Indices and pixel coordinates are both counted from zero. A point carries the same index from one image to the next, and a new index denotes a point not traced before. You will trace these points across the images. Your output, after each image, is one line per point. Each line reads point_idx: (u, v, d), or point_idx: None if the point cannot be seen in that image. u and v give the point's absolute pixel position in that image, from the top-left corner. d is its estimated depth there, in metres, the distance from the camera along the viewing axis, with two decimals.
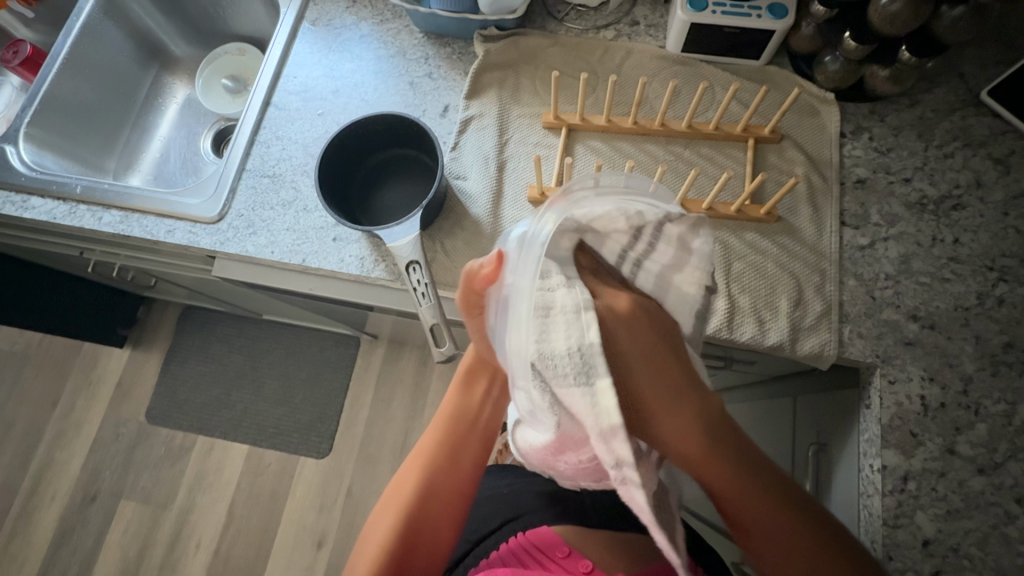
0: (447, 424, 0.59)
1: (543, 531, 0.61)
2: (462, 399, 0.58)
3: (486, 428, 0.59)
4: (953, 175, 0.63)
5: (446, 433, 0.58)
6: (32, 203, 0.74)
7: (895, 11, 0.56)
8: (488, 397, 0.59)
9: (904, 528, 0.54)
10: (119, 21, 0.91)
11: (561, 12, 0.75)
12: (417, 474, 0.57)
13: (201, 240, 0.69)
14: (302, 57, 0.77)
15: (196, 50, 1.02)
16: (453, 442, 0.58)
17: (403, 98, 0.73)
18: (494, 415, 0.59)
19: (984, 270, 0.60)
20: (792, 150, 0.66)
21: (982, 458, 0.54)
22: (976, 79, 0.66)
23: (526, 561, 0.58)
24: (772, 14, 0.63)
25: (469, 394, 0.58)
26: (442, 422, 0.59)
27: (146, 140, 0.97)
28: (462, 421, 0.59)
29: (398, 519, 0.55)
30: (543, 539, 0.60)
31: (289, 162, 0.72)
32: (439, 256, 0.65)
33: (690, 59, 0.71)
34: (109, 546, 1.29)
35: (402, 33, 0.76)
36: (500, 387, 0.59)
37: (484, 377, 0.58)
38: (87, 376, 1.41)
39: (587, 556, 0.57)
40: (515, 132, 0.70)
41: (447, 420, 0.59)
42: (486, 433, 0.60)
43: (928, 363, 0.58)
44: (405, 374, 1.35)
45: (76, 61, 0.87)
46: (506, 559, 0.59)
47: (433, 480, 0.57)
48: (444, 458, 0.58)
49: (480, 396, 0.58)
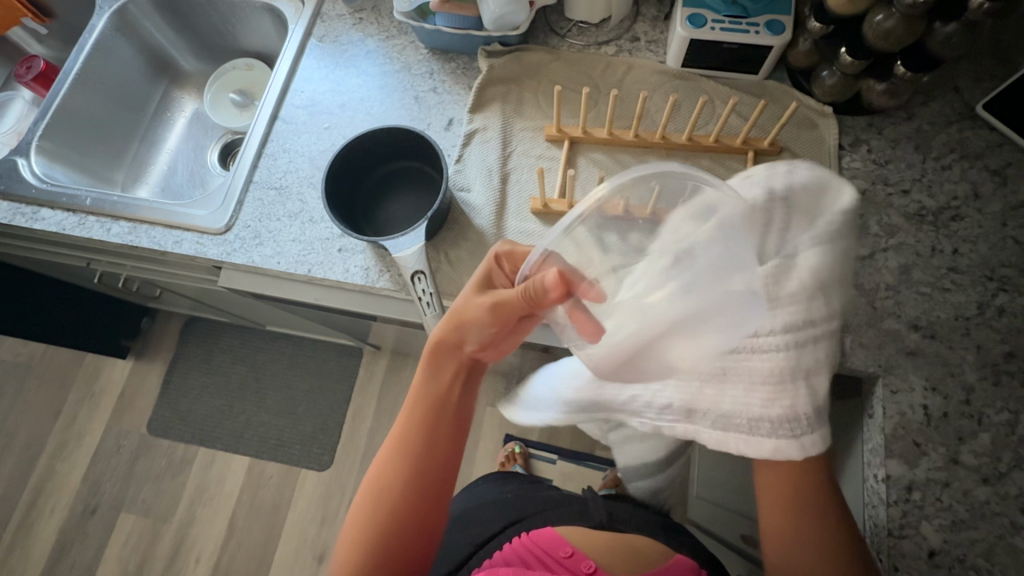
0: (417, 407, 0.55)
1: (546, 531, 0.60)
2: (433, 380, 0.55)
3: (457, 412, 0.55)
4: (951, 187, 0.64)
5: (416, 418, 0.54)
6: (42, 215, 0.75)
7: (889, 28, 0.58)
8: (457, 379, 0.56)
9: (909, 538, 0.53)
10: (131, 37, 0.93)
11: (563, 28, 0.76)
12: (390, 461, 0.53)
13: (208, 251, 0.70)
14: (309, 72, 0.78)
15: (205, 65, 1.04)
16: (425, 429, 0.54)
17: (408, 112, 0.74)
18: (465, 398, 0.56)
19: (984, 280, 0.60)
20: (791, 162, 0.67)
21: (986, 468, 0.54)
22: (971, 93, 0.67)
23: (529, 559, 0.57)
24: (770, 30, 0.65)
25: (441, 376, 0.55)
26: (411, 407, 0.55)
27: (154, 153, 0.99)
28: (432, 405, 0.55)
29: (376, 509, 0.52)
30: (548, 540, 0.58)
31: (296, 175, 0.73)
32: (442, 266, 0.65)
33: (690, 73, 0.72)
34: (108, 559, 1.28)
35: (408, 49, 0.78)
36: (473, 368, 0.57)
37: (452, 360, 0.55)
38: (90, 387, 1.41)
39: (590, 557, 0.56)
40: (518, 145, 0.71)
41: (416, 409, 0.55)
42: (461, 418, 0.56)
43: (930, 373, 0.58)
44: (407, 385, 1.35)
45: (88, 77, 0.88)
46: (510, 559, 0.58)
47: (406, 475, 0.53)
48: (417, 445, 0.54)
49: (450, 377, 0.55)
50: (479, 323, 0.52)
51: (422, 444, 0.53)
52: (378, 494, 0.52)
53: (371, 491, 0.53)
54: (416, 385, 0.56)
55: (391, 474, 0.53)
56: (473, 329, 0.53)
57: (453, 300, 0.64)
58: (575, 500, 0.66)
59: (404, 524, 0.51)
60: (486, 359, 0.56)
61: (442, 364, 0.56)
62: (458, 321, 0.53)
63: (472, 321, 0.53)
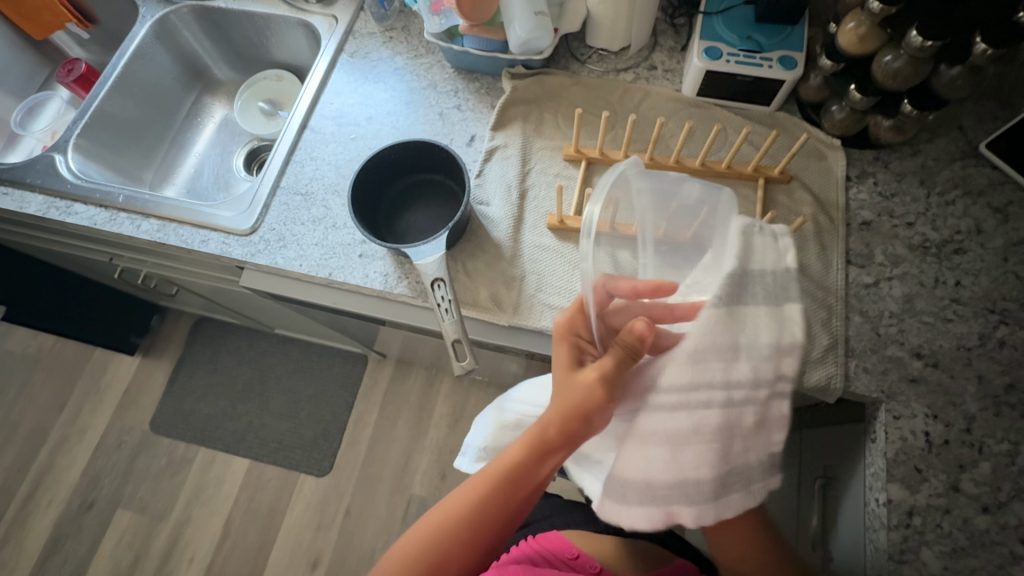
0: (496, 485, 0.54)
1: (552, 534, 0.62)
2: (525, 463, 0.53)
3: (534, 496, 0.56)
4: (954, 221, 0.66)
5: (502, 489, 0.54)
6: (75, 209, 0.78)
7: (897, 68, 0.60)
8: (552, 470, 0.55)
9: (910, 563, 0.54)
10: (169, 45, 0.98)
11: (584, 55, 0.80)
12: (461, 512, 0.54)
13: (233, 251, 0.73)
14: (340, 85, 0.82)
15: (237, 74, 1.08)
16: (498, 504, 0.54)
17: (432, 127, 0.77)
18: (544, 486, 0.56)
19: (986, 312, 0.62)
20: (800, 191, 0.69)
21: (986, 497, 0.55)
22: (974, 133, 0.70)
23: (536, 556, 0.58)
24: (783, 65, 0.68)
25: (537, 465, 0.54)
26: (501, 475, 0.54)
27: (183, 156, 1.02)
28: (519, 487, 0.54)
29: (431, 543, 0.54)
30: (555, 542, 0.60)
31: (322, 182, 0.76)
32: (459, 275, 0.68)
33: (704, 102, 0.75)
34: (101, 556, 1.28)
35: (434, 68, 0.82)
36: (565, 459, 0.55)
37: (557, 450, 0.53)
38: (96, 381, 1.43)
39: (595, 559, 0.58)
40: (536, 163, 0.74)
41: (505, 482, 0.54)
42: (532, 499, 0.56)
43: (932, 401, 0.59)
44: (411, 395, 1.36)
45: (126, 81, 0.92)
46: (517, 557, 0.59)
47: (468, 531, 0.54)
48: (491, 511, 0.54)
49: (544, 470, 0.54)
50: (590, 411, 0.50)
51: (485, 518, 0.54)
52: (427, 543, 0.54)
53: (421, 533, 0.55)
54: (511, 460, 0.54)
55: (445, 527, 0.54)
56: (578, 421, 0.51)
57: (469, 309, 0.66)
58: (579, 508, 0.69)
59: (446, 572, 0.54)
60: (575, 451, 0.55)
61: (536, 454, 0.54)
62: (562, 403, 0.51)
63: (584, 406, 0.50)
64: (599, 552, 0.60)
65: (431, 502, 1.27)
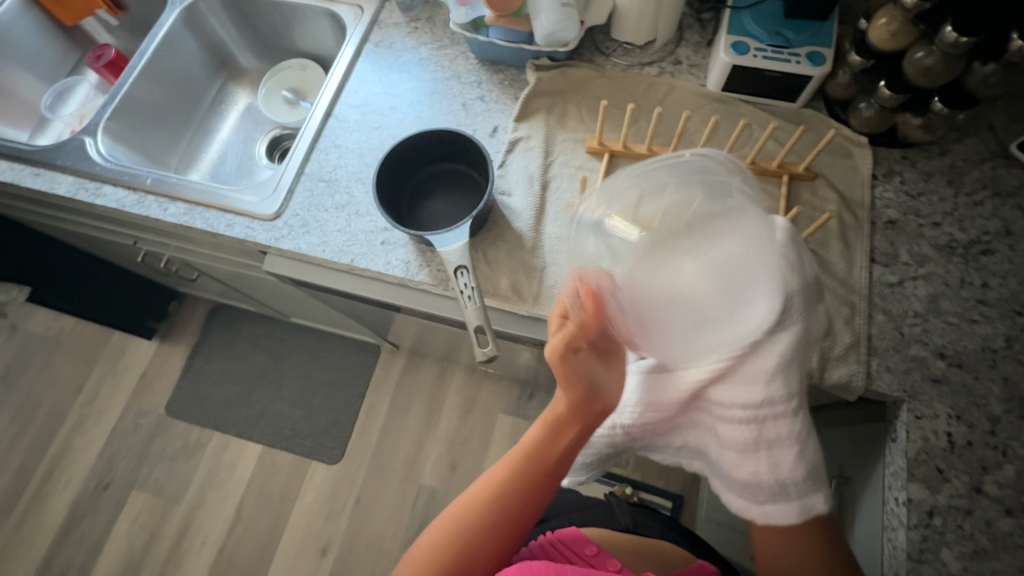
0: (522, 463, 0.56)
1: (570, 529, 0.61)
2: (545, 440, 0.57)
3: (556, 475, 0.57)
4: (982, 222, 0.65)
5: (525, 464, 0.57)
6: (104, 191, 0.79)
7: (929, 65, 0.60)
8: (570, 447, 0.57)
9: (929, 563, 0.54)
10: (196, 32, 0.99)
11: (608, 48, 0.80)
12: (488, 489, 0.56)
13: (258, 235, 0.74)
14: (364, 75, 0.83)
15: (261, 63, 1.09)
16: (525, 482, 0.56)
17: (455, 118, 0.78)
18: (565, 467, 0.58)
19: (1013, 314, 0.61)
20: (825, 188, 0.69)
21: (1009, 499, 0.55)
22: (1005, 133, 0.69)
23: (553, 551, 0.58)
24: (811, 61, 0.67)
25: (555, 440, 0.57)
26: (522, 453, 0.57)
27: (207, 143, 1.04)
28: (542, 462, 0.57)
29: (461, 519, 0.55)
30: (573, 537, 0.59)
31: (345, 169, 0.76)
32: (480, 264, 0.68)
33: (729, 97, 0.75)
34: (116, 536, 1.30)
35: (459, 59, 0.82)
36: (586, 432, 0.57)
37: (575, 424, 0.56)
38: (114, 364, 1.45)
39: (614, 557, 0.57)
40: (559, 155, 0.74)
41: (527, 457, 0.57)
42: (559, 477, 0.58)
43: (955, 402, 0.59)
44: (422, 386, 1.37)
45: (155, 67, 0.94)
46: (534, 552, 0.59)
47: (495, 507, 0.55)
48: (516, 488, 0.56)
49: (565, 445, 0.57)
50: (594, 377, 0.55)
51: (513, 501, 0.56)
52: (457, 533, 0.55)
53: (448, 524, 0.56)
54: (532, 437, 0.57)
55: (475, 514, 0.55)
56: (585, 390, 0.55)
57: (490, 298, 0.67)
58: (597, 504, 0.69)
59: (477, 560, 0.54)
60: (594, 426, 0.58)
61: (556, 431, 0.57)
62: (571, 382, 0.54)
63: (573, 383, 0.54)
64: (615, 545, 0.61)
65: (440, 493, 1.28)
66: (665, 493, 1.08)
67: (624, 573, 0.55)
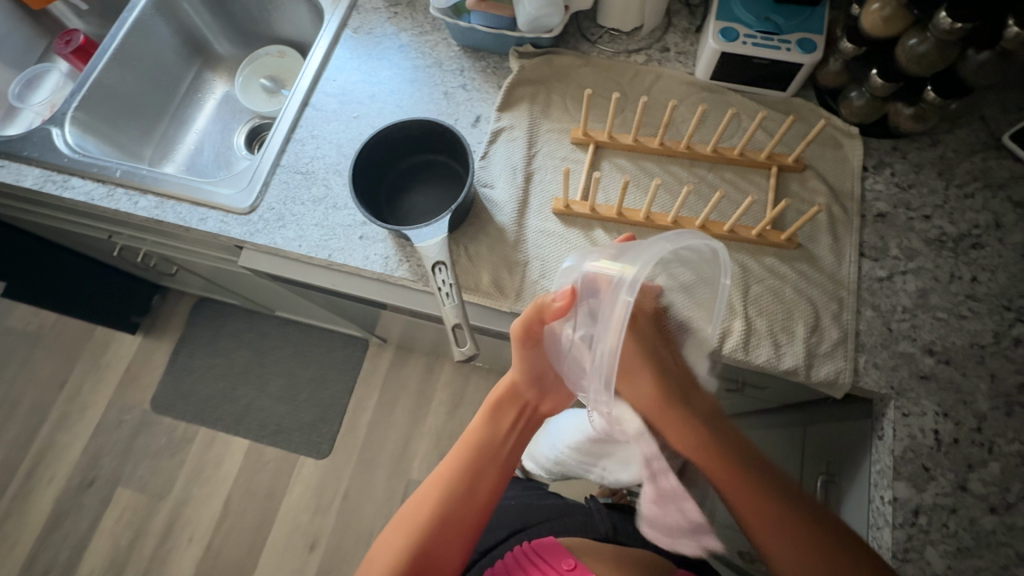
0: (470, 452, 0.59)
1: (551, 544, 0.61)
2: (488, 427, 0.60)
3: (507, 459, 0.60)
4: (973, 215, 0.64)
5: (474, 450, 0.59)
6: (72, 184, 0.76)
7: (922, 52, 0.58)
8: (513, 428, 0.61)
9: (912, 562, 0.53)
10: (169, 17, 0.95)
11: (594, 34, 0.77)
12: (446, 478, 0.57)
13: (232, 230, 0.71)
14: (342, 62, 0.80)
15: (238, 50, 1.06)
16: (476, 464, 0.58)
17: (436, 107, 0.75)
18: (514, 449, 0.61)
19: (1001, 309, 0.60)
20: (814, 180, 0.67)
21: (994, 497, 0.54)
22: (997, 124, 0.67)
23: (529, 565, 0.58)
24: (802, 48, 0.65)
25: (498, 424, 0.61)
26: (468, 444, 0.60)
27: (183, 133, 1.01)
28: (488, 445, 0.60)
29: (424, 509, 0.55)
30: (551, 550, 0.59)
31: (323, 161, 0.74)
32: (461, 259, 0.66)
33: (717, 86, 0.73)
34: (101, 533, 1.28)
35: (440, 45, 0.79)
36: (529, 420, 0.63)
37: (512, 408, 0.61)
38: (97, 359, 1.42)
39: (591, 569, 0.56)
40: (543, 146, 0.72)
41: (472, 446, 0.59)
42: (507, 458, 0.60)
43: (942, 399, 0.58)
44: (410, 380, 1.35)
45: (126, 54, 0.90)
46: (510, 565, 0.60)
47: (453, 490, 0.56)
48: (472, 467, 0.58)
49: (508, 426, 0.61)
50: (544, 369, 0.59)
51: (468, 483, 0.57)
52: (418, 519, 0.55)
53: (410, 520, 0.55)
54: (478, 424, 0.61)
55: (434, 497, 0.56)
56: (526, 381, 0.60)
57: (470, 294, 0.65)
58: (578, 510, 0.70)
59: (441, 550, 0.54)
60: (543, 408, 0.63)
61: (497, 415, 0.61)
62: (519, 368, 0.59)
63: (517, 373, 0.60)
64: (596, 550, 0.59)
65: None
66: None
67: None
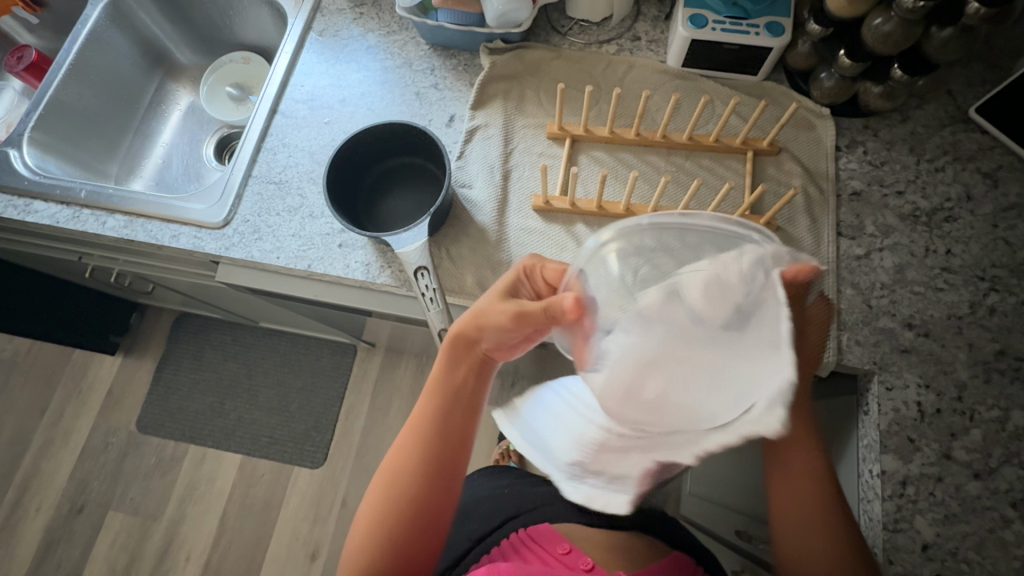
0: (436, 399, 0.56)
1: (546, 528, 0.62)
2: (447, 373, 0.56)
3: (471, 400, 0.57)
4: (944, 188, 0.65)
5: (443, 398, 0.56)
6: (35, 207, 0.73)
7: (888, 31, 0.59)
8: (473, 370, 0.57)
9: (903, 532, 0.55)
10: (124, 28, 0.92)
11: (565, 26, 0.76)
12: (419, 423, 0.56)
13: (206, 245, 0.70)
14: (309, 67, 0.78)
15: (201, 58, 1.03)
16: (437, 417, 0.55)
17: (409, 108, 0.74)
18: (479, 389, 0.57)
19: (976, 280, 0.61)
20: (789, 162, 0.68)
21: (978, 463, 0.56)
22: (964, 97, 0.69)
23: (527, 554, 0.59)
24: (770, 32, 0.65)
25: (454, 377, 0.56)
26: (435, 392, 0.56)
27: (149, 146, 0.97)
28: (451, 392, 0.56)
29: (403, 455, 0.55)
30: (547, 538, 0.60)
31: (296, 170, 0.72)
32: (444, 261, 0.66)
33: (690, 73, 0.73)
34: (95, 558, 1.26)
35: (409, 44, 0.78)
36: (487, 366, 0.57)
37: (468, 359, 0.56)
38: (78, 383, 1.39)
39: (587, 554, 0.57)
40: (519, 142, 0.72)
41: (437, 394, 0.56)
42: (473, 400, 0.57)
43: (924, 370, 0.59)
44: (402, 382, 1.34)
45: (82, 67, 0.87)
46: (507, 553, 0.61)
47: (430, 437, 0.55)
48: (441, 412, 0.56)
49: (466, 368, 0.57)
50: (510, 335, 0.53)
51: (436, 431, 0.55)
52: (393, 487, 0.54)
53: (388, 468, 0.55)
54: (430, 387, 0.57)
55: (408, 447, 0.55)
56: (488, 330, 0.53)
57: (455, 297, 0.64)
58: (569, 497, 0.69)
59: (424, 518, 0.53)
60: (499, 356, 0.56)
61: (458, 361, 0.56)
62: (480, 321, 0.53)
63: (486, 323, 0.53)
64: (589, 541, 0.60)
65: None
66: None
67: (594, 570, 0.55)
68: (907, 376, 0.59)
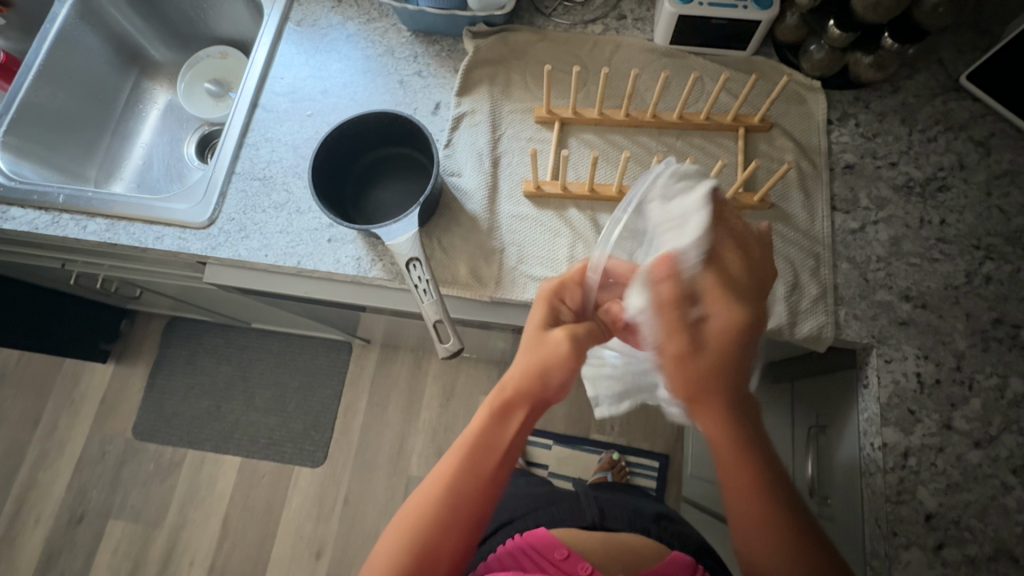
0: (477, 455, 0.48)
1: (542, 532, 0.60)
2: (492, 425, 0.48)
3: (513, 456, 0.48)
4: (937, 158, 0.64)
5: (481, 454, 0.47)
6: (12, 214, 0.71)
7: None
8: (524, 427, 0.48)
9: (906, 503, 0.55)
10: (95, 25, 0.89)
11: (549, 8, 0.75)
12: (450, 478, 0.47)
13: (191, 246, 0.68)
14: (288, 58, 0.76)
15: (177, 55, 1.00)
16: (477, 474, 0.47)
17: (393, 97, 0.72)
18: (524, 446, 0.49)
19: (971, 249, 0.61)
20: (781, 138, 0.67)
21: (978, 432, 0.56)
22: (954, 64, 0.68)
23: (525, 562, 0.56)
24: (758, 5, 0.64)
25: (502, 427, 0.48)
26: (474, 446, 0.48)
27: (128, 147, 0.95)
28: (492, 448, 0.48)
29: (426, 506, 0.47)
30: (543, 542, 0.58)
31: (280, 165, 0.70)
32: (436, 252, 0.64)
33: (677, 51, 0.72)
34: (98, 567, 1.25)
35: (390, 32, 0.76)
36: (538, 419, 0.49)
37: (523, 408, 0.47)
38: (70, 393, 1.37)
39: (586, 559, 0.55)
40: (507, 128, 0.70)
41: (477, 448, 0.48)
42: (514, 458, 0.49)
43: (922, 342, 0.59)
44: (399, 377, 1.34)
45: (52, 68, 0.84)
46: (504, 563, 0.57)
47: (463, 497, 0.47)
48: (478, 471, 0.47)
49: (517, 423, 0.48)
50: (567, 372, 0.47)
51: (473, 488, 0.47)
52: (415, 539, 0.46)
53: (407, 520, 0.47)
54: (473, 436, 0.48)
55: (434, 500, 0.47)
56: (548, 365, 0.46)
57: (449, 288, 0.63)
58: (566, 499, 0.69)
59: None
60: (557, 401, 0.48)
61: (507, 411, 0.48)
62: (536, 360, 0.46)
63: (548, 360, 0.46)
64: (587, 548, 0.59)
65: None
66: (650, 456, 1.11)
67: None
68: (906, 347, 0.59)
